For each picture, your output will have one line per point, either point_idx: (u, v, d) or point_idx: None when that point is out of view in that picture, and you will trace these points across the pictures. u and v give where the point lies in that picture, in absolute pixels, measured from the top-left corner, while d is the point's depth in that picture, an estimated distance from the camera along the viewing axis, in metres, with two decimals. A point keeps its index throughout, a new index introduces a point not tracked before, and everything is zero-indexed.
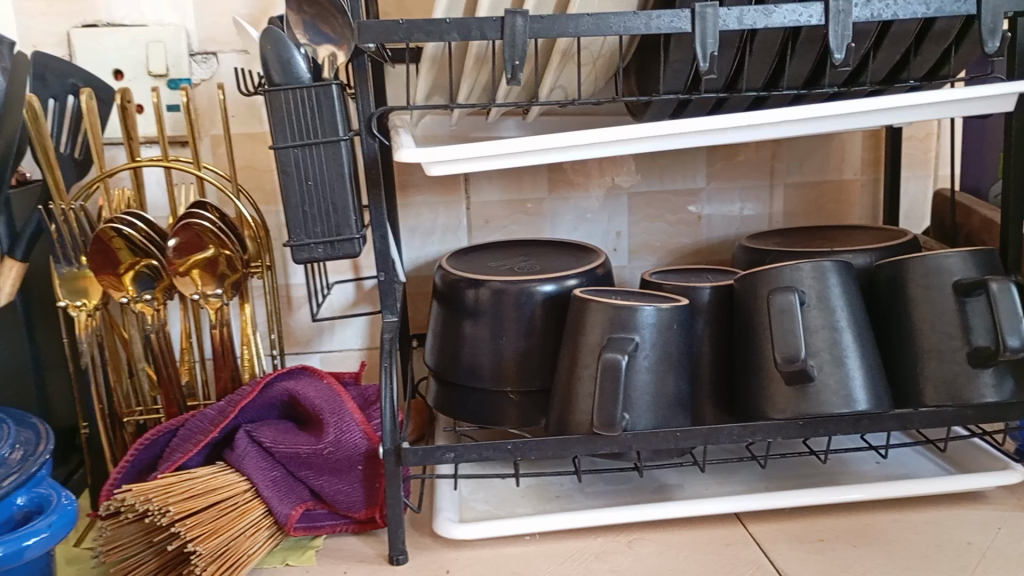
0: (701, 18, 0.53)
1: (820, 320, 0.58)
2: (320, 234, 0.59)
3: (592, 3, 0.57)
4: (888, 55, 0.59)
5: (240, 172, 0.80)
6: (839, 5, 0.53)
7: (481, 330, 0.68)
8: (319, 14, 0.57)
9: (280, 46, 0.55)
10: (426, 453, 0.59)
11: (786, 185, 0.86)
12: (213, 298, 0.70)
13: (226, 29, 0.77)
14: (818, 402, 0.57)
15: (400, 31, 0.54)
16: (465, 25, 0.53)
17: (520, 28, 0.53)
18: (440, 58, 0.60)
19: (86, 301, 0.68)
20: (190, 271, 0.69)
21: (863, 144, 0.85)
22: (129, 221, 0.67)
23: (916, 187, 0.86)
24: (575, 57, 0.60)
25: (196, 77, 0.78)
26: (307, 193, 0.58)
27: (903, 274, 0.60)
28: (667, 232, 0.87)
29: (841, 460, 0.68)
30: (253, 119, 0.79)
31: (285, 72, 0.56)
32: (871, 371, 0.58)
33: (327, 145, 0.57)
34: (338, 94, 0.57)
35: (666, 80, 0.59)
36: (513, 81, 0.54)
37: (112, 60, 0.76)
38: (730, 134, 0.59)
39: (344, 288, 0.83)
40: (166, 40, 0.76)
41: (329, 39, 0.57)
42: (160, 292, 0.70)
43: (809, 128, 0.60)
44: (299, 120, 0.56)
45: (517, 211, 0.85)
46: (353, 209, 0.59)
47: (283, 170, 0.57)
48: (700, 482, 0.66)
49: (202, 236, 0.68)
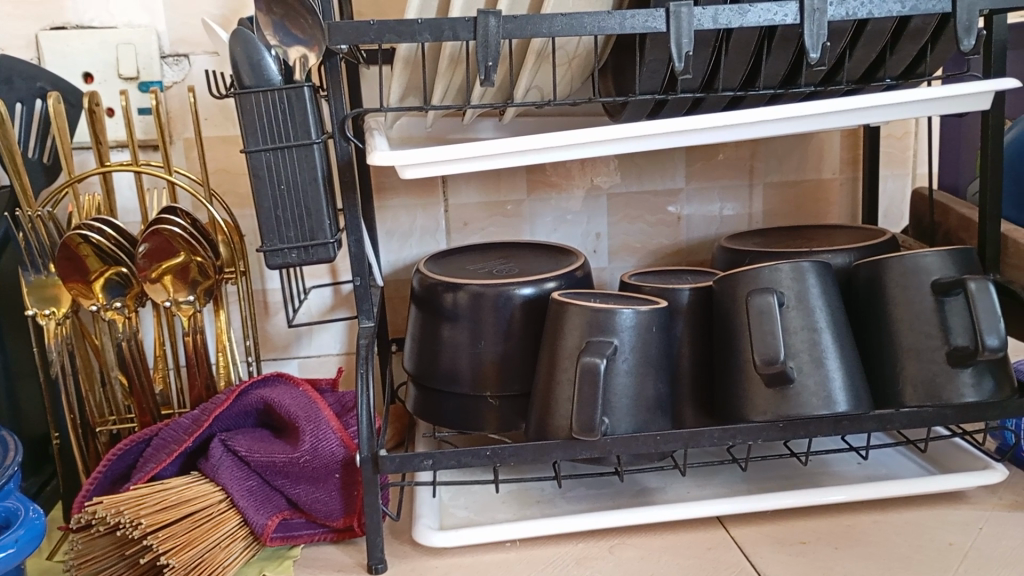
0: (676, 17, 0.52)
1: (800, 321, 0.57)
2: (294, 239, 0.58)
3: (566, 3, 0.57)
4: (864, 54, 0.59)
5: (214, 175, 0.79)
6: (814, 3, 0.53)
7: (459, 334, 0.67)
8: (287, 15, 0.55)
9: (250, 47, 0.54)
10: (403, 460, 0.58)
11: (765, 185, 0.86)
12: (185, 305, 0.69)
13: (197, 30, 0.76)
14: (798, 404, 0.57)
15: (371, 33, 0.53)
16: (437, 25, 0.53)
17: (492, 29, 0.52)
18: (413, 59, 0.59)
19: (55, 309, 0.67)
20: (161, 277, 0.68)
21: (841, 143, 0.85)
22: (98, 228, 0.66)
23: (895, 186, 0.86)
24: (550, 57, 0.59)
25: (168, 79, 0.77)
26: (280, 197, 0.57)
27: (882, 274, 0.60)
28: (646, 232, 0.86)
29: (822, 461, 0.68)
30: (226, 122, 0.78)
31: (256, 74, 0.55)
32: (851, 372, 0.58)
33: (300, 149, 0.56)
34: (310, 96, 0.56)
35: (642, 80, 0.59)
36: (486, 82, 0.53)
37: (81, 63, 0.75)
38: (707, 134, 0.59)
39: (321, 292, 0.82)
40: (136, 42, 0.75)
41: (300, 40, 0.56)
42: (131, 300, 0.69)
43: (787, 127, 0.59)
44: (271, 123, 0.56)
45: (496, 213, 0.84)
46: (327, 213, 0.58)
47: (255, 174, 0.56)
48: (681, 485, 0.66)
49: (172, 242, 0.66)
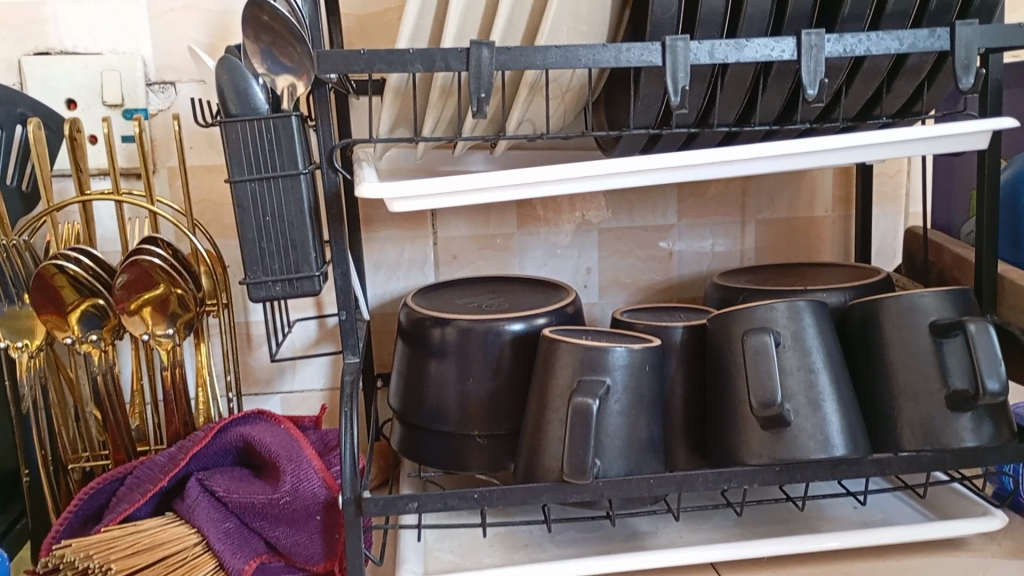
0: (672, 51, 0.51)
1: (795, 361, 0.56)
2: (278, 271, 0.56)
3: (560, 36, 0.56)
4: (860, 91, 0.58)
5: (197, 205, 0.78)
6: (811, 39, 0.52)
7: (447, 371, 0.66)
8: (276, 41, 0.53)
9: (237, 75, 0.53)
10: (387, 503, 0.56)
11: (757, 222, 0.85)
12: (164, 338, 0.67)
13: (184, 57, 0.75)
14: (795, 447, 0.55)
15: (362, 62, 0.52)
16: (429, 56, 0.52)
17: (485, 60, 0.51)
18: (403, 90, 0.58)
19: (29, 341, 0.65)
20: (140, 310, 0.66)
21: (833, 181, 0.85)
22: (75, 257, 0.65)
23: (887, 224, 0.85)
24: (544, 89, 0.58)
25: (153, 107, 0.75)
26: (265, 228, 0.55)
27: (877, 314, 0.59)
28: (637, 268, 0.85)
29: (817, 505, 0.66)
30: (211, 150, 0.77)
31: (242, 102, 0.54)
32: (848, 414, 0.56)
33: (286, 179, 0.55)
34: (298, 126, 0.55)
35: (637, 114, 0.58)
36: (478, 114, 0.52)
37: (64, 90, 0.73)
38: (703, 170, 0.58)
39: (305, 325, 0.80)
40: (121, 69, 0.74)
41: (288, 68, 0.53)
42: (108, 333, 0.67)
43: (783, 164, 0.58)
44: (255, 153, 0.54)
45: (485, 246, 0.83)
46: (313, 245, 0.57)
47: (239, 205, 0.55)
48: (673, 529, 0.64)
49: (151, 273, 0.65)
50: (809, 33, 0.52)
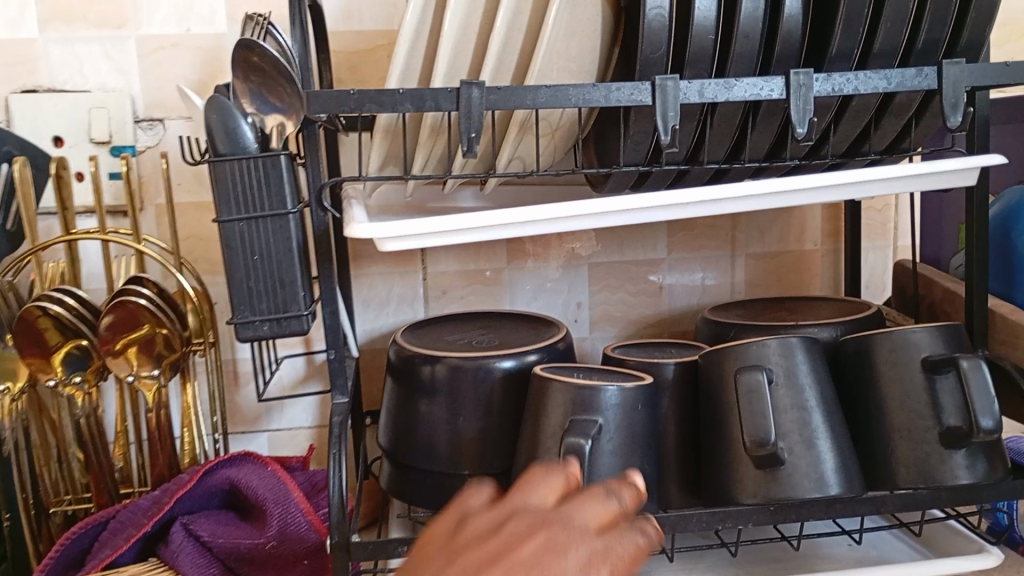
0: (662, 90, 0.52)
1: (789, 399, 0.56)
2: (266, 310, 0.56)
3: (550, 75, 0.56)
4: (849, 129, 0.58)
5: (185, 242, 0.77)
6: (800, 79, 0.52)
7: (437, 409, 0.65)
8: (265, 83, 0.54)
9: (226, 114, 0.53)
10: (376, 547, 0.55)
11: (746, 256, 0.85)
12: (149, 379, 0.66)
13: (172, 94, 0.75)
14: (789, 487, 0.55)
15: (352, 101, 0.52)
16: (419, 96, 0.52)
17: (475, 100, 0.51)
18: (393, 128, 0.58)
19: (12, 383, 0.65)
20: (125, 351, 0.65)
21: (822, 216, 0.85)
22: (59, 297, 0.64)
23: (876, 258, 0.86)
24: (534, 127, 0.58)
25: (141, 144, 0.75)
26: (253, 268, 0.55)
27: (870, 350, 0.59)
28: (627, 302, 0.85)
29: (813, 544, 0.65)
30: (200, 186, 0.76)
31: (231, 141, 0.53)
32: (842, 453, 0.56)
33: (274, 219, 0.54)
34: (287, 164, 0.54)
35: (626, 151, 0.58)
36: (469, 153, 0.52)
37: (51, 127, 0.73)
38: (693, 208, 0.58)
39: (293, 362, 0.80)
40: (110, 106, 0.73)
41: (277, 109, 0.54)
42: (92, 374, 0.66)
43: (773, 201, 0.58)
44: (245, 192, 0.54)
45: (475, 281, 0.83)
46: (301, 284, 0.56)
47: (227, 244, 0.54)
48: (667, 569, 0.63)
49: (137, 314, 0.64)
50: (797, 73, 0.52)
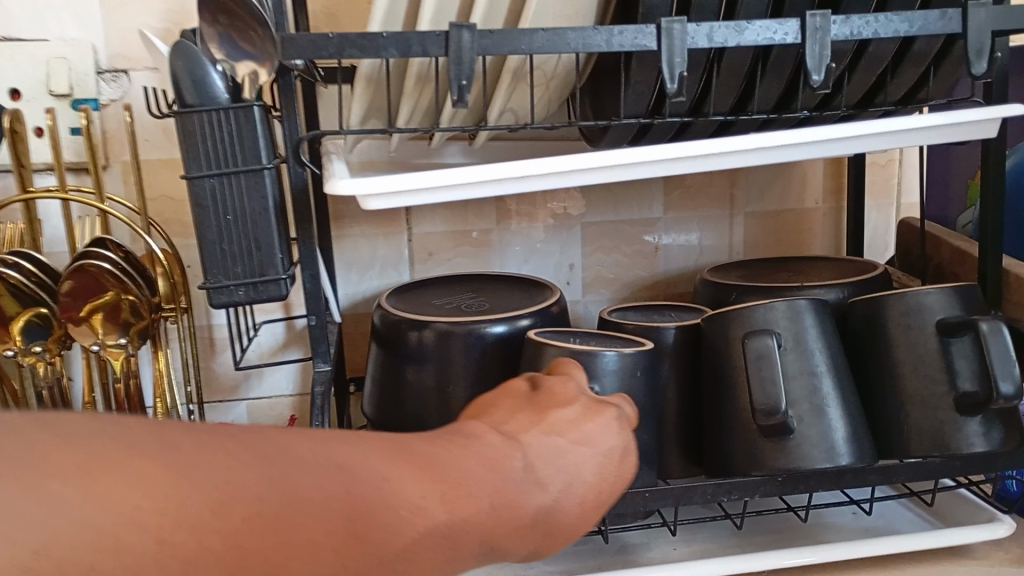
0: (667, 34, 0.48)
1: (797, 365, 0.53)
2: (241, 275, 0.52)
3: (545, 18, 0.51)
4: (863, 78, 0.55)
5: (154, 203, 0.72)
6: (816, 21, 0.48)
7: (425, 377, 0.61)
8: (235, 26, 0.48)
9: (193, 61, 0.49)
10: None
11: (745, 215, 0.82)
12: (116, 348, 0.62)
13: (136, 44, 0.70)
14: (798, 457, 0.52)
15: (331, 46, 0.47)
16: (405, 40, 0.47)
17: (467, 44, 0.47)
18: (376, 77, 0.54)
19: None
20: (90, 318, 0.61)
21: (824, 173, 0.82)
22: (15, 263, 0.60)
23: (878, 217, 0.83)
24: (527, 77, 0.54)
25: (104, 97, 0.70)
26: (226, 228, 0.51)
27: (881, 313, 0.56)
28: (622, 264, 0.81)
29: (818, 513, 0.63)
30: (169, 143, 0.72)
31: (200, 91, 0.49)
32: (853, 420, 0.53)
33: (248, 175, 0.50)
34: (260, 116, 0.50)
35: (627, 102, 0.54)
36: (459, 103, 0.48)
37: (5, 79, 0.68)
38: (698, 163, 0.54)
39: (273, 328, 0.76)
40: (69, 56, 0.68)
41: (249, 56, 0.48)
42: (54, 344, 0.62)
43: (782, 155, 0.55)
44: (216, 146, 0.50)
45: (463, 243, 0.79)
46: (279, 246, 0.52)
47: (198, 203, 0.50)
48: (667, 541, 0.60)
49: (100, 279, 0.59)
50: (814, 14, 0.48)
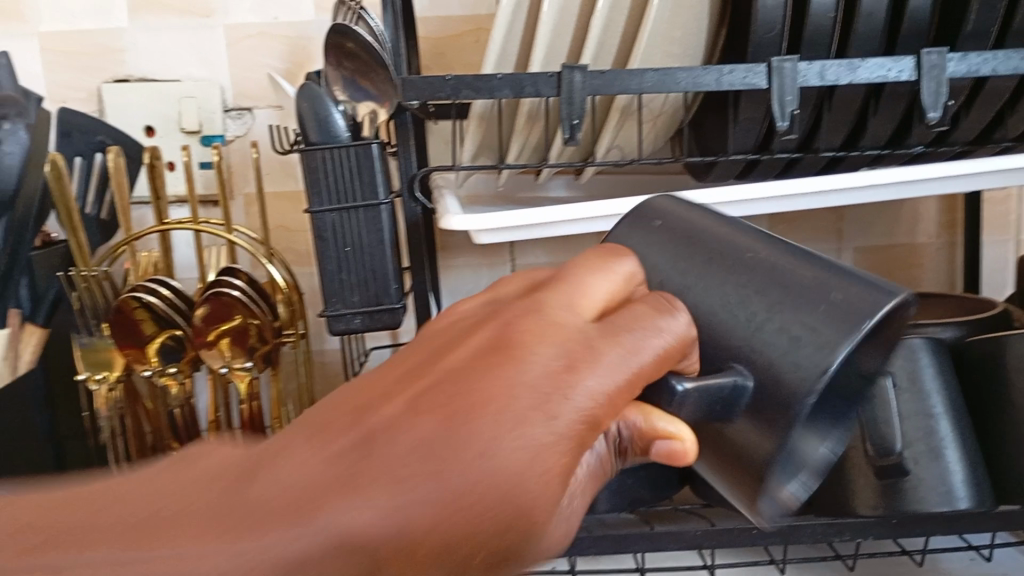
0: (778, 73, 0.48)
1: (913, 405, 0.51)
2: (358, 303, 0.54)
3: (653, 58, 0.52)
4: (981, 114, 0.54)
5: (273, 233, 0.76)
6: (933, 59, 0.48)
7: None
8: (358, 69, 0.54)
9: (317, 103, 0.52)
10: None
11: (853, 249, 0.80)
12: (242, 370, 0.66)
13: (261, 84, 0.74)
14: (912, 499, 0.51)
15: (448, 88, 0.49)
16: (518, 81, 0.49)
17: (578, 85, 0.48)
18: (488, 115, 0.56)
19: (108, 373, 0.65)
20: (218, 341, 0.65)
21: (937, 207, 0.80)
22: (152, 288, 0.64)
23: (996, 252, 0.80)
24: (635, 114, 0.55)
25: (230, 133, 0.74)
26: (344, 260, 0.53)
27: (1002, 354, 0.54)
28: None
29: (932, 559, 0.61)
30: (288, 177, 0.76)
31: (322, 130, 0.52)
32: (972, 464, 0.51)
33: (367, 210, 0.53)
34: (378, 154, 0.53)
35: (735, 139, 0.54)
36: (570, 141, 0.49)
37: (142, 117, 0.73)
38: (806, 199, 0.54)
39: (381, 354, 0.79)
40: (200, 96, 0.73)
41: (369, 95, 0.55)
42: (187, 364, 0.67)
43: (895, 191, 0.54)
44: (338, 182, 0.52)
45: None
46: (393, 276, 0.54)
47: (319, 236, 0.53)
48: None
49: (231, 307, 0.63)
50: (930, 52, 0.48)
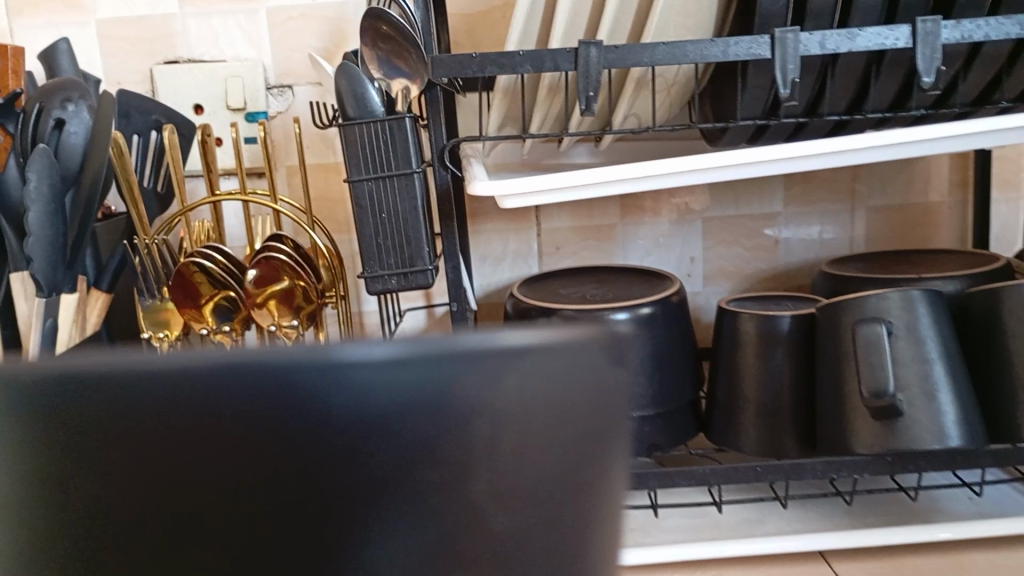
0: (780, 43, 0.51)
1: (908, 351, 0.55)
2: (394, 265, 0.59)
3: (666, 32, 0.56)
4: (978, 77, 0.56)
5: (315, 202, 0.82)
6: (928, 26, 0.51)
7: None
8: (393, 50, 0.57)
9: (355, 80, 0.56)
10: None
11: (867, 209, 0.83)
12: (290, 329, 0.71)
13: (301, 63, 0.79)
14: (908, 438, 0.55)
15: (474, 65, 0.54)
16: (539, 56, 0.53)
17: (594, 59, 0.52)
18: (512, 89, 0.60)
19: (168, 331, 0.72)
20: (267, 302, 0.70)
21: (950, 166, 0.82)
22: (209, 254, 0.69)
23: (1008, 210, 0.82)
24: (649, 84, 0.59)
25: (272, 109, 0.79)
26: (382, 226, 0.58)
27: (997, 304, 0.57)
28: (743, 257, 0.85)
29: (932, 497, 0.65)
30: (328, 150, 0.81)
31: (359, 105, 0.56)
32: (964, 405, 0.55)
33: (401, 178, 0.57)
34: (411, 127, 0.57)
35: (744, 106, 0.58)
36: (586, 111, 0.53)
37: (192, 96, 0.78)
38: (811, 161, 0.58)
39: (416, 314, 0.84)
40: (244, 75, 0.78)
41: (403, 73, 0.57)
42: (238, 324, 0.72)
43: (896, 152, 0.58)
44: (374, 154, 0.57)
45: (589, 237, 0.84)
46: (426, 241, 0.59)
47: (358, 203, 0.58)
48: (781, 518, 0.64)
49: (280, 269, 0.69)
50: (925, 20, 0.51)
